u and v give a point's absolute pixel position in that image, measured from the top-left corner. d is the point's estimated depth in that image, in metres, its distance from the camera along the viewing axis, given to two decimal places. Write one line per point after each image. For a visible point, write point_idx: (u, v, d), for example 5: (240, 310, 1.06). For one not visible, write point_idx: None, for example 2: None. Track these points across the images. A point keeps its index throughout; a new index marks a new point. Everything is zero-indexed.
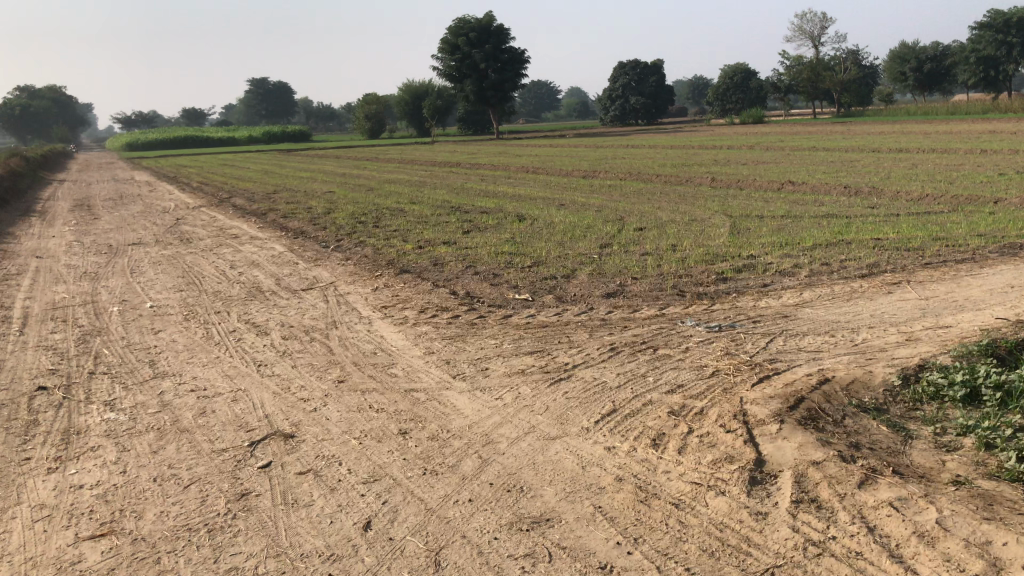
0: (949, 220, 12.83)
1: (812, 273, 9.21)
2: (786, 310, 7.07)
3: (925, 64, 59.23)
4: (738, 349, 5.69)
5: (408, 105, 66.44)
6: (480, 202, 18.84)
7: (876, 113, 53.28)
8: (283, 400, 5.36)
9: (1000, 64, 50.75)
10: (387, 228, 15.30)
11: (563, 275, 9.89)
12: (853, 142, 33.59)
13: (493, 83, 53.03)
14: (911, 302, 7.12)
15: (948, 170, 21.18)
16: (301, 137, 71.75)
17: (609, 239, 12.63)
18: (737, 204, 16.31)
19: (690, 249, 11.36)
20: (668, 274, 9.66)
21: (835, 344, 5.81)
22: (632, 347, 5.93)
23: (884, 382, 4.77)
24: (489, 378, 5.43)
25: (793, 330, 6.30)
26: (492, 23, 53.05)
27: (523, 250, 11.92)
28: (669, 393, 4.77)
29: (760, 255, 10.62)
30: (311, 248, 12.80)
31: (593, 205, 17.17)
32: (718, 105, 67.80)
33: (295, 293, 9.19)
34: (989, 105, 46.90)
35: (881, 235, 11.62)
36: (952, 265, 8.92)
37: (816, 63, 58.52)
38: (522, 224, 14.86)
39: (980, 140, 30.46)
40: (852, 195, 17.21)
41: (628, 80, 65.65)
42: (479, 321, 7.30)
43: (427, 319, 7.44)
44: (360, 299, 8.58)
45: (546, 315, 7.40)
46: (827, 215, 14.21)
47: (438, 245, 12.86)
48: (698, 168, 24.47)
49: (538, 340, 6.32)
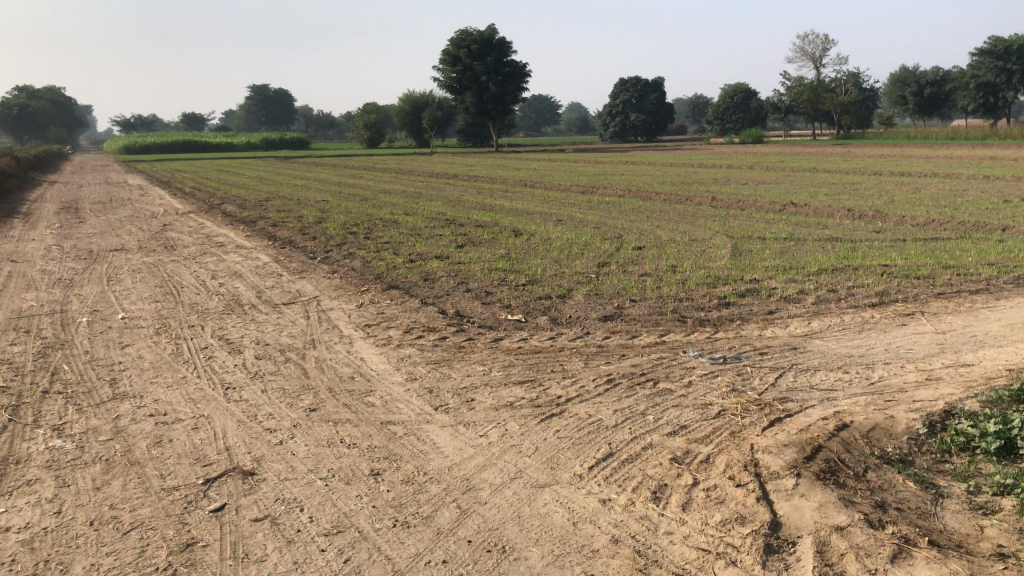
0: (956, 248, 12.44)
1: (818, 300, 8.79)
2: (794, 341, 6.63)
3: (925, 88, 59.17)
4: (745, 386, 5.25)
5: (407, 116, 66.17)
6: (476, 216, 18.44)
7: (874, 137, 53.15)
8: (248, 430, 4.91)
9: (999, 90, 50.66)
10: (379, 239, 14.87)
11: (558, 295, 9.46)
12: (854, 164, 33.33)
13: (494, 96, 52.76)
14: (927, 335, 6.70)
15: (952, 196, 20.84)
16: (300, 146, 71.70)
17: (607, 257, 12.22)
18: (738, 225, 15.93)
19: (691, 271, 10.96)
20: (668, 296, 9.25)
21: (850, 382, 5.38)
22: (630, 379, 5.49)
23: (908, 429, 4.33)
24: (474, 411, 4.98)
25: (803, 364, 5.86)
26: (494, 36, 52.83)
27: (518, 267, 11.51)
28: (670, 436, 4.33)
29: (764, 280, 10.21)
30: (298, 259, 12.35)
31: (591, 222, 16.77)
32: (718, 125, 67.68)
33: (275, 307, 8.74)
34: (989, 131, 46.73)
35: (887, 262, 11.24)
36: (966, 296, 8.52)
37: (816, 85, 58.40)
38: (519, 240, 14.45)
39: (982, 166, 30.20)
40: (856, 219, 16.85)
41: (629, 97, 65.47)
42: (468, 343, 6.86)
43: (412, 340, 7.00)
44: (344, 316, 8.13)
45: (540, 339, 6.95)
46: (831, 239, 13.84)
47: (431, 259, 12.43)
48: (698, 187, 24.13)
49: (529, 368, 5.87)
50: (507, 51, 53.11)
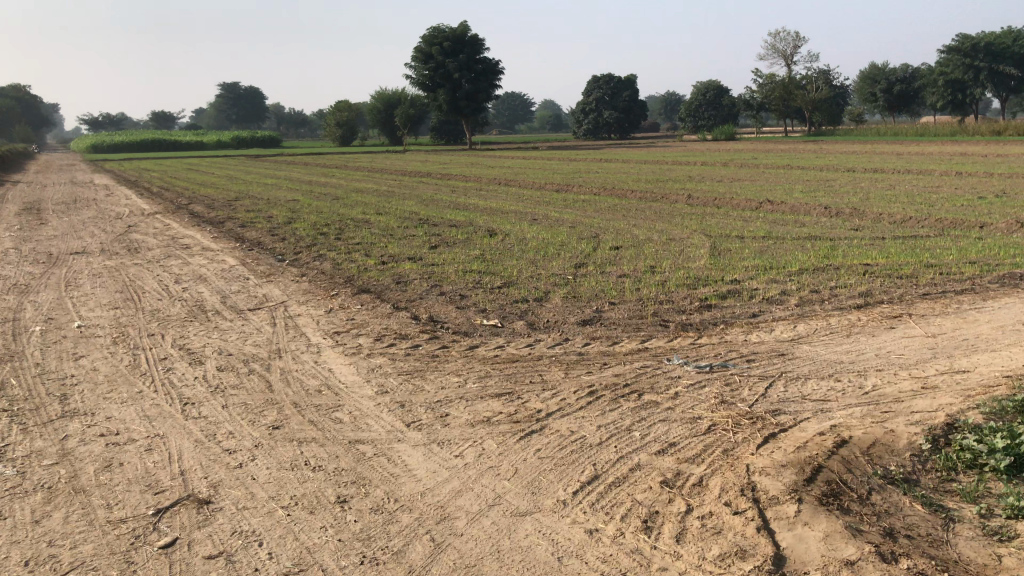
0: (937, 246, 12.31)
1: (802, 302, 8.58)
2: (781, 347, 6.38)
3: (895, 85, 59.56)
4: (735, 398, 4.98)
5: (380, 113, 65.59)
6: (450, 215, 18.12)
7: (845, 134, 53.41)
8: (206, 451, 4.55)
9: (967, 87, 51.09)
10: (350, 240, 14.49)
11: (535, 298, 9.17)
12: (827, 160, 33.34)
13: (467, 93, 52.36)
14: (917, 339, 6.48)
15: (927, 192, 20.80)
16: (272, 145, 70.96)
17: (584, 258, 11.95)
18: (715, 223, 15.73)
19: (670, 271, 10.71)
20: (648, 299, 8.98)
21: (844, 391, 5.13)
22: (613, 390, 5.21)
23: (910, 445, 4.08)
24: (449, 428, 4.67)
25: (793, 372, 5.61)
26: (466, 33, 52.50)
27: (493, 269, 11.20)
28: (659, 455, 4.05)
29: (746, 280, 9.99)
30: (266, 262, 11.95)
31: (567, 221, 16.50)
32: (691, 122, 67.77)
33: (240, 313, 8.37)
34: (957, 128, 47.11)
35: (869, 260, 11.07)
36: (952, 296, 8.33)
37: (788, 81, 58.60)
38: (494, 240, 14.14)
39: (954, 162, 30.31)
40: (832, 216, 16.73)
41: (602, 94, 65.34)
42: (442, 352, 6.54)
43: (383, 349, 6.67)
44: (312, 323, 7.78)
45: (517, 347, 6.65)
46: (810, 237, 13.66)
47: (404, 260, 12.10)
48: (673, 184, 23.97)
49: (506, 379, 5.57)
50: (479, 48, 53.04)
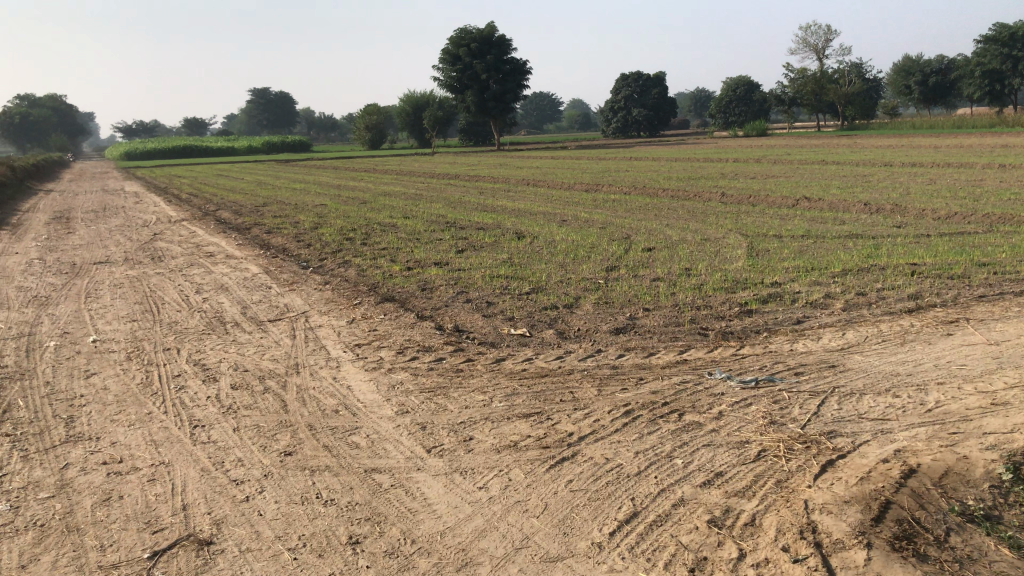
0: (986, 243, 11.73)
1: (848, 306, 8.11)
2: (831, 358, 5.94)
3: (931, 77, 58.25)
4: (784, 418, 4.57)
5: (408, 116, 65.50)
6: (478, 217, 17.79)
7: (880, 127, 52.33)
8: (212, 481, 4.21)
9: (1006, 78, 49.59)
10: (376, 245, 14.19)
11: (566, 304, 8.78)
12: (863, 154, 32.56)
13: (495, 94, 52.04)
14: (979, 347, 6.00)
15: (970, 186, 20.08)
16: (301, 148, 71.41)
17: (615, 261, 11.55)
18: (750, 221, 15.24)
19: (706, 274, 10.28)
20: (684, 304, 8.55)
21: (905, 409, 4.69)
22: (651, 410, 4.81)
23: (987, 475, 3.65)
24: (473, 454, 4.30)
25: (846, 386, 5.17)
26: (493, 33, 52.06)
27: (521, 273, 10.85)
28: (705, 488, 3.65)
29: (787, 283, 9.52)
30: (289, 270, 11.69)
31: (597, 222, 16.08)
32: (721, 118, 66.90)
33: (260, 325, 8.07)
34: (996, 119, 45.86)
35: (915, 260, 10.55)
36: (1010, 298, 7.82)
37: (820, 76, 57.58)
38: (522, 243, 13.76)
39: (996, 154, 29.41)
40: (873, 213, 16.15)
41: (631, 92, 64.71)
42: (467, 366, 6.18)
43: (404, 364, 6.32)
44: (333, 335, 7.47)
45: (547, 359, 6.28)
46: (851, 235, 13.15)
47: (430, 266, 11.78)
48: (705, 182, 23.46)
49: (535, 397, 5.19)
50: (506, 49, 52.45)
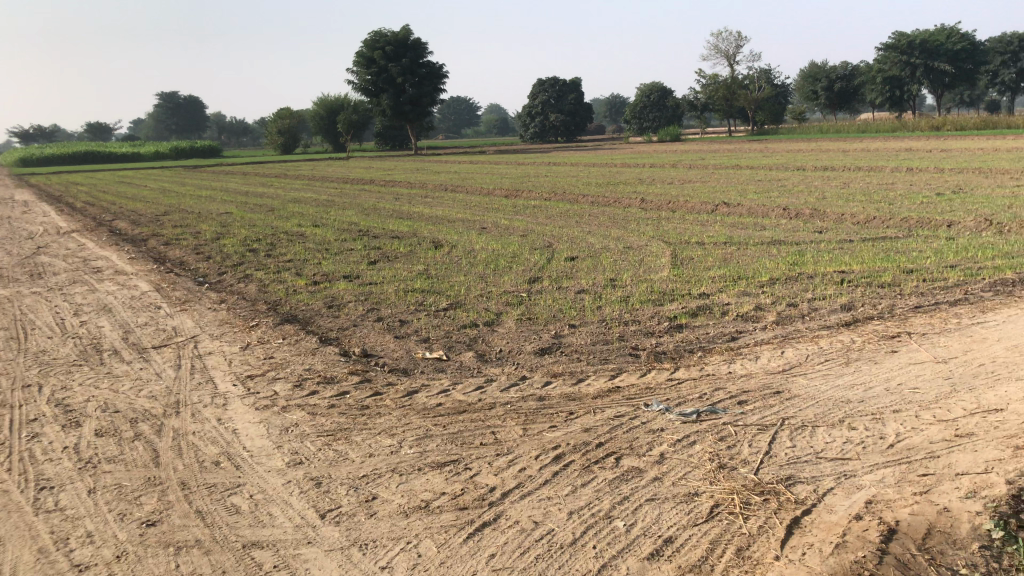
0: (909, 249, 11.56)
1: (781, 319, 7.71)
2: (774, 381, 5.44)
3: (836, 83, 59.68)
4: (734, 461, 4.01)
5: (321, 119, 63.89)
6: (392, 225, 17.04)
7: (790, 132, 53.41)
8: (50, 567, 3.41)
9: (905, 84, 51.36)
10: (281, 257, 13.30)
11: (485, 322, 8.14)
12: (775, 159, 32.92)
13: (411, 98, 51.12)
14: (928, 367, 5.58)
15: (882, 189, 20.31)
16: (210, 154, 69.14)
17: (537, 271, 10.99)
18: (672, 228, 14.91)
19: (631, 284, 9.80)
20: (612, 319, 8.01)
21: (865, 445, 4.19)
22: (583, 453, 4.19)
23: (975, 530, 3.16)
24: (375, 522, 3.62)
25: (797, 418, 4.65)
26: (409, 36, 51.31)
27: (437, 287, 10.18)
28: (653, 566, 3.06)
29: (715, 294, 9.08)
30: (183, 286, 10.72)
31: (517, 229, 15.49)
32: (636, 124, 67.45)
33: (142, 354, 7.17)
34: (898, 124, 47.30)
35: (842, 267, 10.27)
36: (947, 308, 7.51)
37: (731, 82, 58.58)
38: (439, 253, 13.06)
39: (901, 158, 30.10)
40: (793, 218, 16.04)
41: (547, 97, 64.60)
42: (373, 401, 5.48)
43: (302, 401, 5.57)
44: (223, 365, 6.65)
45: (464, 389, 5.61)
46: (773, 241, 12.91)
47: (339, 280, 11.00)
48: (624, 187, 23.18)
49: (449, 441, 4.52)
50: (423, 52, 51.73)
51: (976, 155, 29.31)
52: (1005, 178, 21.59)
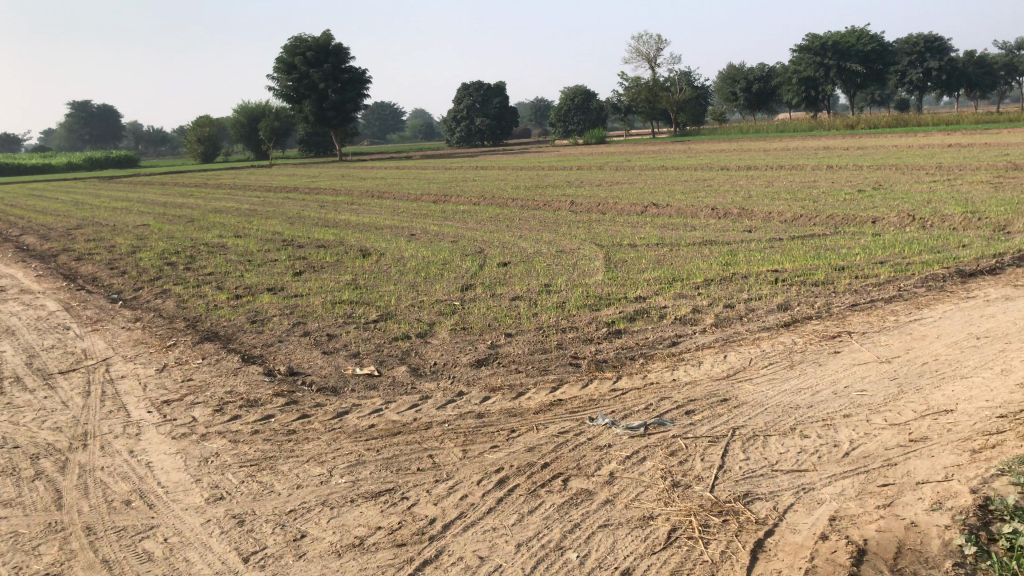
0: (838, 246, 11.65)
1: (720, 321, 7.60)
2: (720, 387, 5.27)
3: (754, 83, 60.89)
4: (688, 478, 3.80)
5: (242, 127, 62.38)
6: (317, 234, 16.54)
7: (712, 132, 54.27)
8: None
9: (819, 84, 52.68)
10: (200, 270, 12.72)
11: (417, 333, 7.82)
12: (699, 159, 33.29)
13: (334, 103, 50.24)
14: (872, 368, 5.50)
15: (805, 187, 20.62)
16: (126, 163, 66.93)
17: (469, 278, 10.71)
18: (603, 230, 14.80)
19: (566, 289, 9.59)
20: (548, 326, 7.79)
21: (820, 454, 4.03)
22: (528, 476, 3.93)
23: (945, 547, 3.02)
24: (305, 566, 3.30)
25: (748, 427, 4.47)
26: (330, 41, 50.52)
27: (365, 297, 9.82)
28: None
29: (652, 297, 8.94)
30: (93, 304, 10.11)
31: (447, 235, 15.18)
32: (561, 127, 67.69)
33: (47, 380, 6.63)
34: (814, 123, 48.44)
35: (774, 266, 10.27)
36: (882, 306, 7.50)
37: (653, 84, 59.23)
38: (367, 262, 12.66)
39: (821, 156, 30.77)
40: (721, 217, 16.12)
41: (472, 101, 64.37)
42: (300, 426, 5.11)
43: (223, 427, 5.17)
44: (137, 390, 6.18)
45: (397, 408, 5.29)
46: (705, 242, 12.89)
47: (262, 293, 10.53)
48: (553, 190, 23.08)
49: (384, 468, 4.20)
50: (344, 57, 50.97)
51: (891, 152, 30.13)
52: (921, 174, 22.18)
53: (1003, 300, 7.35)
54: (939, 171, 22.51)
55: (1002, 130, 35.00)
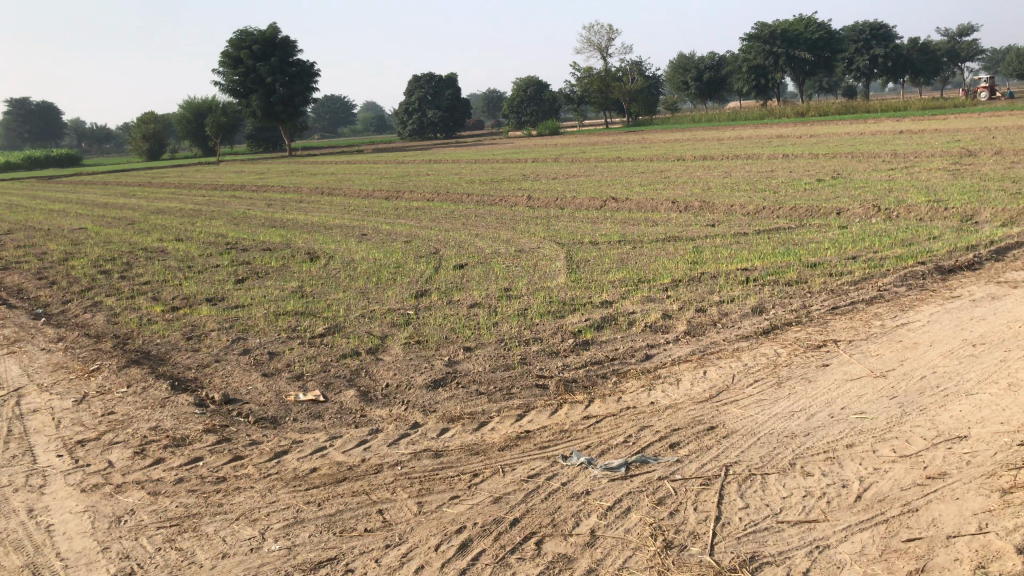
0: (806, 240, 11.25)
1: (694, 328, 7.09)
2: (704, 412, 4.74)
3: (705, 73, 60.82)
4: (684, 536, 3.27)
5: (189, 123, 60.69)
6: (263, 235, 15.74)
7: (665, 122, 54.07)
8: None
9: (768, 73, 52.70)
10: (137, 279, 11.91)
11: (368, 349, 7.18)
12: (655, 150, 32.94)
13: (283, 97, 48.92)
14: (868, 384, 5.01)
15: (764, 178, 20.31)
16: (69, 162, 65.00)
17: (424, 283, 10.09)
18: (562, 227, 14.25)
19: (527, 294, 9.03)
20: (510, 337, 7.21)
21: (828, 499, 3.51)
22: (497, 538, 3.37)
23: None
24: None
25: (744, 464, 3.94)
26: (277, 34, 49.35)
27: (313, 307, 9.14)
28: None
29: (618, 301, 8.41)
30: (15, 322, 9.28)
31: (400, 235, 14.52)
32: (514, 118, 67.02)
33: None
34: (766, 112, 48.46)
35: (744, 265, 9.81)
36: (864, 309, 7.06)
37: (605, 74, 58.80)
38: (315, 266, 11.96)
39: (776, 145, 30.59)
40: (682, 211, 15.69)
41: (424, 94, 63.42)
42: (231, 472, 4.45)
43: (142, 475, 4.50)
44: (47, 429, 5.44)
45: (342, 449, 4.65)
46: (669, 238, 12.41)
47: (201, 304, 9.79)
48: (508, 184, 22.47)
49: (325, 531, 3.59)
50: (292, 51, 49.86)
51: (844, 139, 30.02)
52: (878, 162, 22.01)
53: (990, 300, 6.94)
54: (895, 159, 22.35)
55: (950, 117, 35.17)
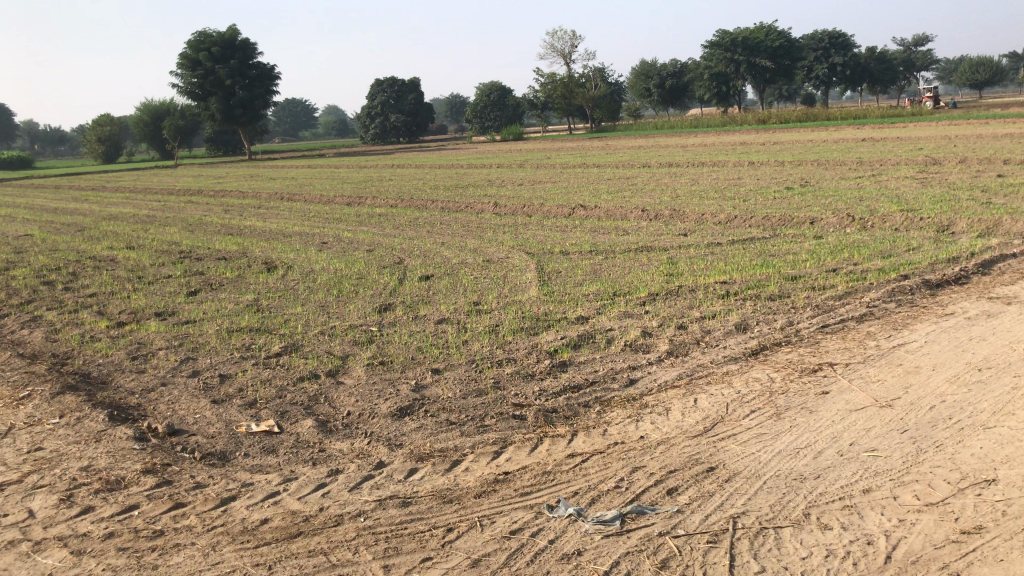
0: (783, 251, 10.91)
1: (678, 347, 6.65)
2: (700, 449, 4.29)
3: (667, 80, 60.82)
4: None
5: (146, 126, 59.34)
6: (218, 243, 15.04)
7: (627, 128, 53.95)
8: None
9: (730, 80, 52.83)
10: (83, 291, 11.20)
11: (327, 371, 6.64)
12: (620, 156, 32.67)
13: (242, 100, 47.83)
14: (874, 415, 4.61)
15: (732, 185, 20.07)
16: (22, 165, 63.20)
17: (387, 296, 9.55)
18: (530, 236, 13.79)
19: (496, 309, 8.54)
20: (481, 357, 6.72)
21: (854, 560, 3.09)
22: None
23: None
24: None
25: (754, 515, 3.49)
26: (236, 36, 48.33)
27: (268, 323, 8.56)
28: None
29: (594, 317, 7.96)
30: None
31: (362, 244, 13.94)
32: (478, 123, 66.53)
33: None
34: (727, 119, 48.51)
35: (722, 277, 9.42)
36: (856, 327, 6.68)
37: (568, 81, 58.56)
38: (271, 276, 11.36)
39: (741, 151, 30.48)
40: (652, 220, 15.32)
41: (386, 97, 62.71)
42: (171, 526, 3.90)
43: (67, 529, 3.93)
44: None
45: (296, 495, 4.11)
46: (641, 248, 12.01)
47: (149, 319, 9.15)
48: (473, 190, 21.96)
49: None
50: (252, 53, 48.89)
51: (808, 147, 30.01)
52: (844, 170, 21.89)
53: (985, 318, 6.60)
54: (861, 166, 22.25)
55: (910, 125, 35.40)
